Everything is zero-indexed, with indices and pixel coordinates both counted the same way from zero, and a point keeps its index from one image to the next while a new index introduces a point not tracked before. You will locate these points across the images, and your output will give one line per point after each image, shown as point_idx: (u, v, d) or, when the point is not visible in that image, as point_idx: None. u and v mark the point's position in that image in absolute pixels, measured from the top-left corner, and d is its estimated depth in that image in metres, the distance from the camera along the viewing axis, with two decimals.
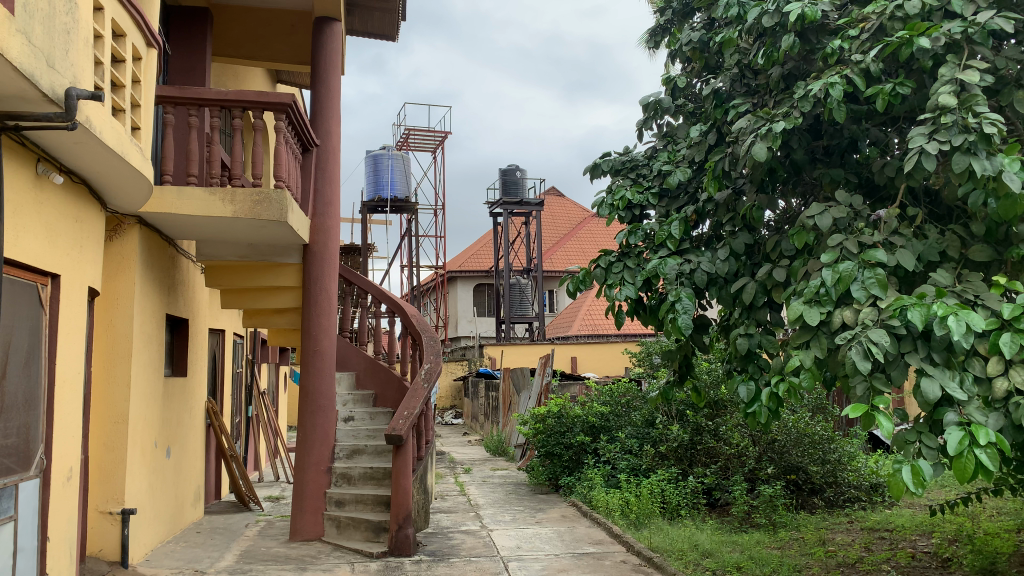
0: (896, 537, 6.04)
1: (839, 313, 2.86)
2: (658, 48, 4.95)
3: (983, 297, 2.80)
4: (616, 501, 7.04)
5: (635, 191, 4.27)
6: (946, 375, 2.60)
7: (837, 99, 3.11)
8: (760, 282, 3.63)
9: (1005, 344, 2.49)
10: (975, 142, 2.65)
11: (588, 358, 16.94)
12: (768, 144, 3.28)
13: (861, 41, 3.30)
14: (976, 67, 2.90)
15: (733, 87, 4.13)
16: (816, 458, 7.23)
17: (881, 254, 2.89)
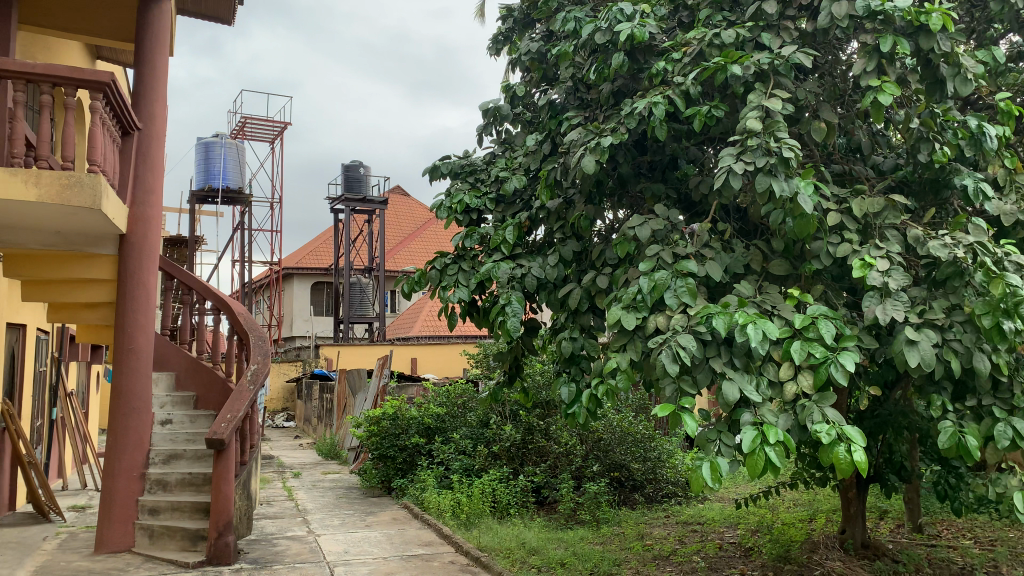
0: (706, 529, 6.46)
1: (654, 318, 3.03)
2: (500, 55, 5.01)
3: (779, 308, 3.06)
4: (447, 502, 7.06)
5: (473, 195, 4.30)
6: (744, 378, 2.82)
7: (659, 117, 3.28)
8: (585, 288, 3.78)
9: (794, 351, 2.73)
10: (775, 165, 2.88)
11: (426, 359, 16.91)
12: (597, 158, 3.41)
13: (683, 64, 3.48)
14: (779, 97, 3.16)
15: (568, 99, 4.25)
16: (638, 456, 7.67)
17: (692, 265, 3.08)
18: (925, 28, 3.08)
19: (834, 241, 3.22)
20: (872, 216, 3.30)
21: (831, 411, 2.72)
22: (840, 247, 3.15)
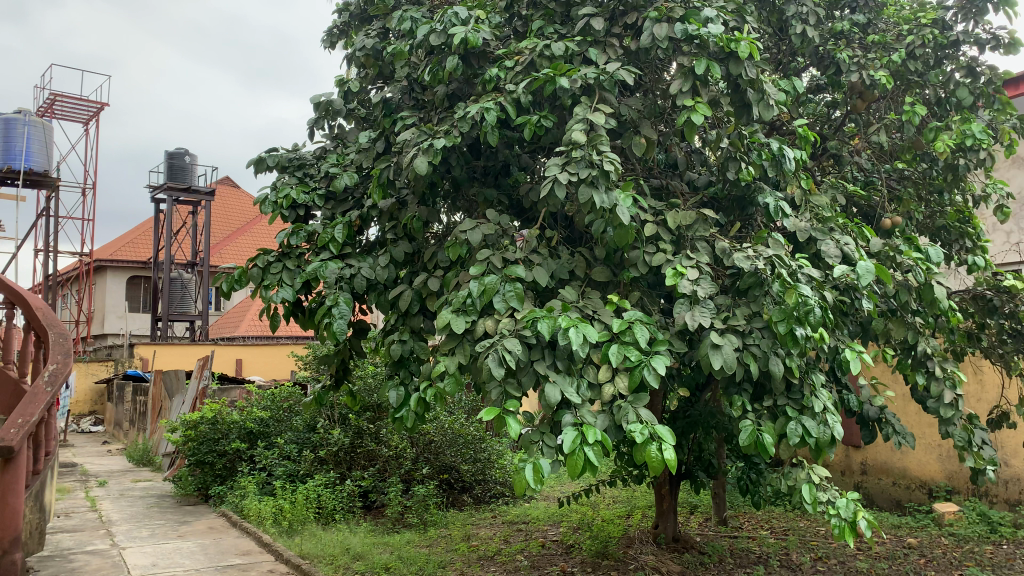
0: (530, 528, 6.62)
1: (482, 322, 3.04)
2: (335, 48, 4.90)
3: (599, 312, 3.18)
4: (268, 508, 6.78)
5: (301, 190, 4.15)
6: (566, 380, 2.90)
7: (490, 123, 3.32)
8: (415, 290, 3.75)
9: (613, 354, 2.84)
10: (596, 176, 3.00)
11: (253, 360, 16.21)
12: (429, 159, 3.40)
13: (515, 72, 3.54)
14: (603, 111, 3.29)
15: (402, 99, 4.20)
16: (468, 457, 7.75)
17: (521, 269, 3.14)
18: (734, 56, 3.32)
19: (650, 250, 3.40)
20: (685, 228, 3.52)
21: (643, 412, 2.86)
22: (656, 256, 3.32)
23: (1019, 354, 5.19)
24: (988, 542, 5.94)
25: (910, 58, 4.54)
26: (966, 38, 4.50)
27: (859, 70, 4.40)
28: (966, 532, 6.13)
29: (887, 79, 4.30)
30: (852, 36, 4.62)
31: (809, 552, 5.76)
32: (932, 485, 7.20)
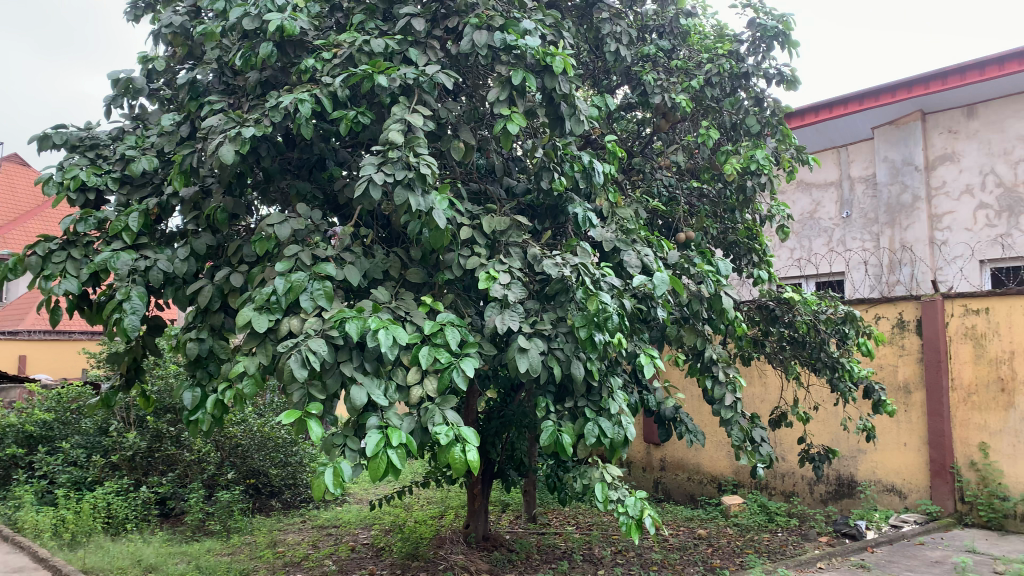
0: (340, 532, 6.49)
1: (287, 321, 2.92)
2: (139, 22, 4.54)
3: (411, 314, 3.16)
4: (48, 520, 6.16)
5: (91, 172, 3.80)
6: (373, 383, 2.85)
7: (304, 116, 3.21)
8: (218, 286, 3.55)
9: (422, 357, 2.84)
10: (413, 179, 2.96)
11: (37, 357, 14.75)
12: (237, 148, 3.22)
13: (333, 65, 3.44)
14: (421, 111, 3.27)
15: (211, 83, 3.96)
16: (278, 461, 7.53)
17: (330, 268, 3.05)
18: (550, 69, 3.44)
19: (465, 254, 3.43)
20: (499, 233, 3.58)
21: (450, 414, 2.86)
22: (469, 259, 3.35)
23: (795, 359, 5.74)
24: (766, 531, 6.51)
25: (708, 85, 4.92)
26: (755, 72, 4.93)
27: (663, 92, 4.78)
28: (747, 522, 6.70)
29: (686, 103, 4.65)
30: (658, 59, 4.91)
31: (609, 545, 6.06)
32: (721, 479, 7.81)
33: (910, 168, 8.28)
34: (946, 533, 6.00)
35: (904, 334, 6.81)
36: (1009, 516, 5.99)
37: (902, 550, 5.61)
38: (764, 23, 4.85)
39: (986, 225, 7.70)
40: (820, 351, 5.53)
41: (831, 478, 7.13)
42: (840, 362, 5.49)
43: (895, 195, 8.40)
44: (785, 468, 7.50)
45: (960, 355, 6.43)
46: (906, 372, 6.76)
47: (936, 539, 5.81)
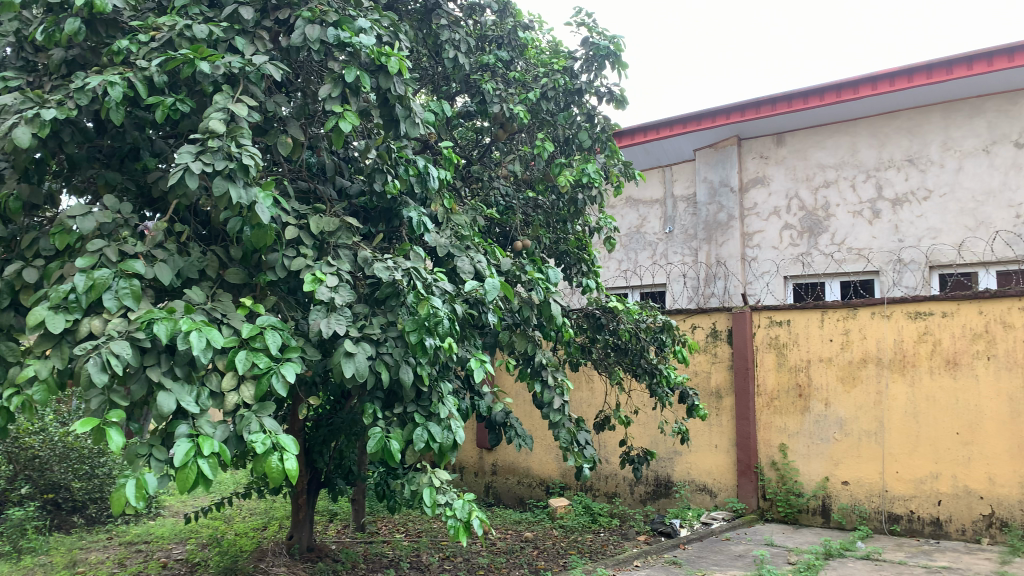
0: (152, 548, 6.05)
1: (87, 321, 2.68)
2: None
3: (229, 316, 3.00)
4: None
5: None
6: (183, 389, 2.67)
7: (115, 100, 2.98)
8: (7, 281, 3.21)
9: (240, 361, 2.69)
10: (234, 170, 2.83)
11: None
12: (34, 130, 2.93)
13: (150, 49, 3.22)
14: (247, 103, 3.12)
15: (8, 57, 3.59)
16: (83, 474, 6.92)
17: (139, 265, 2.84)
18: (385, 70, 3.40)
19: (290, 254, 3.31)
20: (327, 234, 3.48)
21: (267, 421, 2.75)
22: (294, 260, 3.23)
23: (618, 365, 6.00)
24: (589, 531, 6.74)
25: (544, 99, 5.05)
26: (588, 88, 5.13)
27: (501, 102, 4.85)
28: (572, 524, 6.91)
29: (523, 114, 4.76)
30: (496, 69, 4.99)
31: (437, 552, 6.05)
32: (549, 482, 8.03)
33: (726, 189, 8.91)
34: (749, 528, 6.47)
35: (717, 343, 7.32)
36: (802, 511, 6.57)
37: (710, 545, 5.99)
38: (597, 42, 5.04)
39: (790, 244, 8.43)
40: (641, 357, 5.83)
41: (650, 478, 7.51)
42: (658, 368, 5.80)
43: (712, 213, 9.01)
44: (608, 470, 7.81)
45: (764, 362, 6.99)
46: (718, 378, 7.24)
47: (740, 534, 6.26)
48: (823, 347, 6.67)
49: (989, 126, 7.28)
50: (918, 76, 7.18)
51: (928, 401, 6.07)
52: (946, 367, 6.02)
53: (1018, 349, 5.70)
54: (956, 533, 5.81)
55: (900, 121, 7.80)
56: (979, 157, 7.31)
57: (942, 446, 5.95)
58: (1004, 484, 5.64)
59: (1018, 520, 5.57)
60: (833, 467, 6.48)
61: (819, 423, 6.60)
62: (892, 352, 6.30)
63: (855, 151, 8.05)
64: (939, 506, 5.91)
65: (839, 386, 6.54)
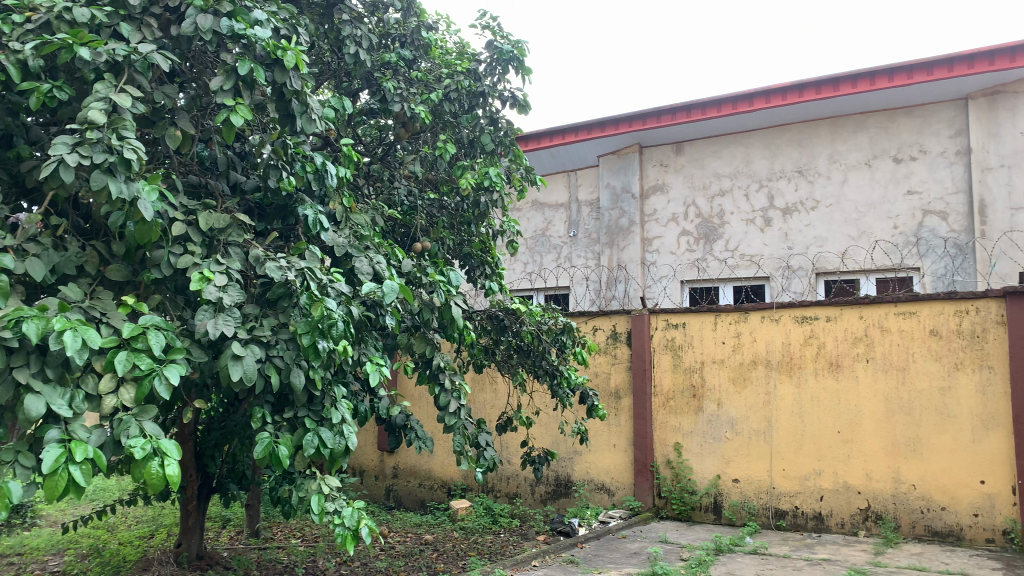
0: (26, 560, 5.69)
1: None
2: None
3: (108, 315, 2.86)
4: None
5: None
6: (54, 392, 2.52)
7: None
8: None
9: (119, 362, 2.57)
10: (114, 164, 2.70)
11: None
12: None
13: (25, 30, 3.05)
14: (131, 93, 2.98)
15: None
16: None
17: (9, 259, 2.67)
18: (280, 64, 3.31)
19: (176, 251, 3.19)
20: (217, 231, 3.36)
21: (148, 425, 2.62)
22: (181, 258, 3.12)
23: (520, 366, 6.04)
24: (489, 532, 6.76)
25: (446, 100, 5.05)
26: (491, 92, 5.15)
27: (402, 101, 4.84)
28: (472, 525, 6.91)
29: (423, 114, 4.77)
30: (398, 68, 4.95)
31: (334, 556, 5.94)
32: (451, 484, 8.01)
33: (628, 195, 9.11)
34: (644, 525, 6.64)
35: (616, 344, 7.44)
36: (695, 508, 6.78)
37: (607, 543, 6.12)
38: (500, 46, 5.09)
39: (687, 249, 8.69)
40: (542, 358, 5.88)
41: (550, 478, 7.59)
42: (559, 369, 5.87)
43: (614, 218, 9.20)
44: (509, 470, 7.85)
45: (660, 364, 7.18)
46: (617, 379, 7.39)
47: (636, 532, 6.41)
48: (716, 349, 6.90)
49: (871, 142, 7.72)
50: (808, 92, 7.58)
51: (813, 401, 6.39)
52: (828, 369, 6.34)
53: (894, 353, 6.08)
54: (836, 526, 6.14)
55: (790, 134, 8.17)
56: (862, 171, 7.74)
57: (825, 444, 6.27)
58: (879, 479, 6.01)
59: (891, 513, 5.94)
60: (724, 465, 6.72)
61: (712, 422, 6.83)
62: (780, 355, 6.58)
63: (750, 161, 8.38)
64: (821, 501, 6.24)
65: (731, 387, 6.79)
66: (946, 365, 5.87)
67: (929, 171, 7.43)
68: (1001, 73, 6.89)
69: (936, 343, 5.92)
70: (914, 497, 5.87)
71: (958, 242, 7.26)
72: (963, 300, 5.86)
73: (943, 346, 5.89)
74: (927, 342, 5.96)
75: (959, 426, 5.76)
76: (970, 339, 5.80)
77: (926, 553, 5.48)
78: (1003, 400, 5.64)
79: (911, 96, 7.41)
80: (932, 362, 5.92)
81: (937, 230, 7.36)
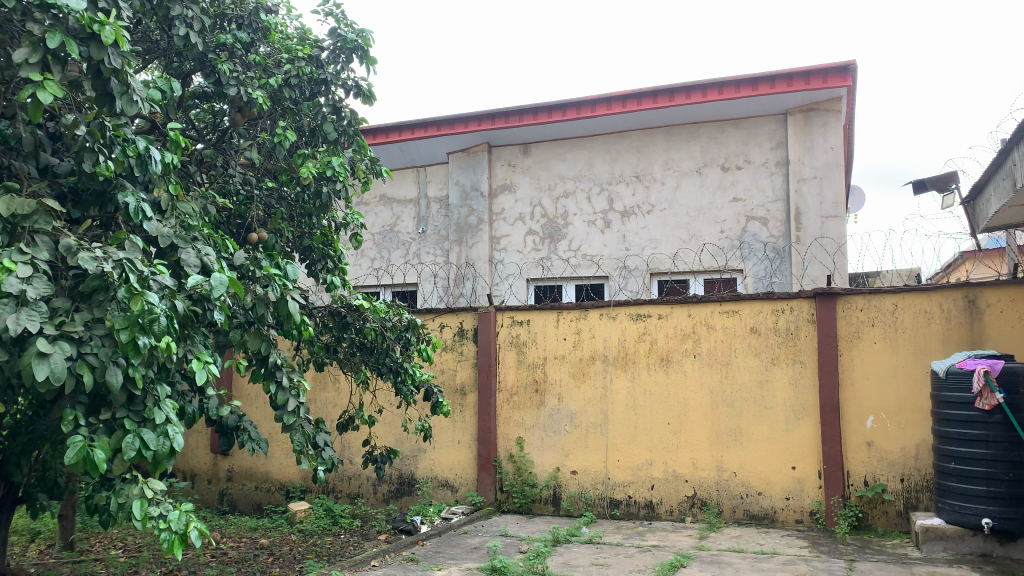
0: None
1: None
2: None
3: None
4: None
5: None
6: None
7: None
8: None
9: None
10: None
11: None
12: None
13: None
14: None
15: None
16: None
17: None
18: (97, 39, 3.06)
19: None
20: (21, 218, 3.06)
21: None
22: None
23: (363, 364, 5.91)
24: (329, 534, 6.59)
25: (286, 85, 4.89)
26: (334, 80, 5.02)
27: (238, 85, 4.63)
28: (311, 527, 6.72)
29: (263, 100, 4.62)
30: (234, 51, 4.71)
31: (159, 567, 5.59)
32: (289, 486, 7.77)
33: (476, 194, 9.14)
34: (486, 520, 6.70)
35: (463, 341, 7.41)
36: (535, 501, 6.94)
37: (448, 539, 6.14)
38: (344, 34, 4.95)
39: (532, 248, 8.88)
40: (386, 355, 5.77)
41: (392, 477, 7.51)
42: (403, 366, 5.80)
43: (463, 216, 9.19)
44: (351, 470, 7.69)
45: (505, 360, 7.27)
46: (463, 376, 7.37)
47: (477, 527, 6.47)
48: (558, 345, 7.08)
49: (702, 151, 8.22)
50: (646, 100, 7.97)
51: (646, 395, 6.69)
52: (661, 364, 6.67)
53: (718, 349, 6.49)
54: (665, 513, 6.48)
55: (629, 140, 8.53)
56: (694, 177, 8.22)
57: (656, 435, 6.60)
58: (705, 467, 6.40)
59: (714, 499, 6.35)
60: (564, 458, 6.92)
61: (553, 416, 7.01)
62: (617, 350, 6.85)
63: (592, 165, 8.67)
64: (652, 490, 6.55)
65: (571, 382, 6.99)
66: (763, 360, 6.34)
67: (752, 180, 8.00)
68: (815, 92, 7.54)
69: (755, 340, 6.38)
70: (735, 483, 6.29)
71: (776, 247, 7.86)
72: (780, 300, 6.34)
73: (761, 343, 6.36)
74: (747, 339, 6.40)
75: (774, 417, 6.25)
76: (785, 336, 6.29)
77: (744, 535, 5.89)
78: (811, 391, 6.16)
79: (738, 109, 7.94)
80: (752, 358, 6.38)
81: (758, 235, 7.94)
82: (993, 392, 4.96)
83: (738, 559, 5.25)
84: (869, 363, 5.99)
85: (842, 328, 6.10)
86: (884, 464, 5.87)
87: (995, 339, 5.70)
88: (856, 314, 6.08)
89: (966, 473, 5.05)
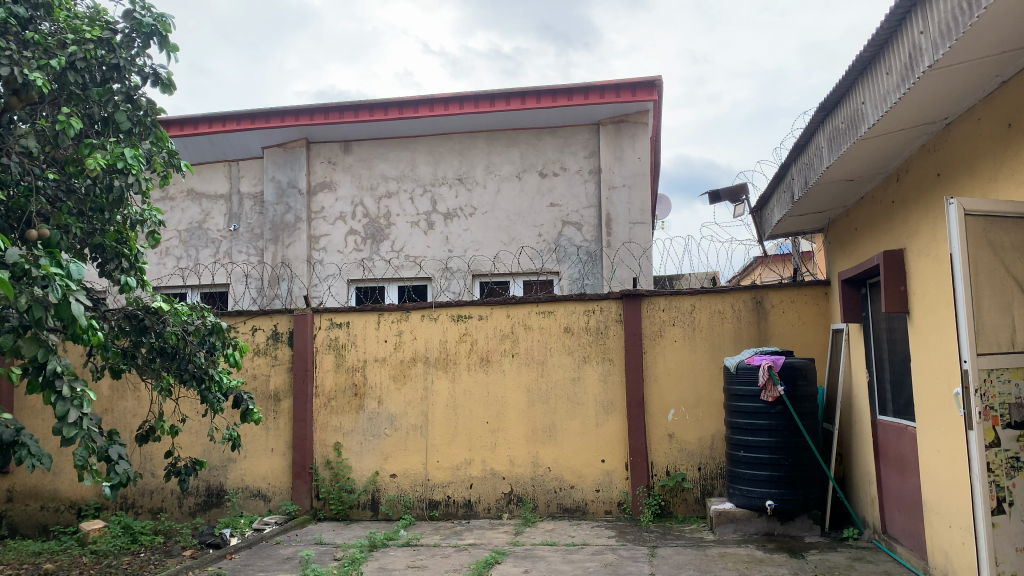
0: None
1: None
2: None
3: None
4: None
5: None
6: None
7: None
8: None
9: None
10: None
11: None
12: None
13: None
14: None
15: None
16: None
17: None
18: None
19: None
20: None
21: None
22: None
23: (165, 371, 5.56)
24: (126, 553, 6.11)
25: (71, 69, 4.49)
26: (129, 66, 4.64)
27: (12, 65, 4.22)
28: (106, 547, 6.20)
29: (42, 82, 4.24)
30: (8, 27, 4.34)
31: None
32: (82, 503, 7.17)
33: (294, 191, 8.81)
34: (301, 529, 6.49)
35: (277, 345, 7.12)
36: (353, 506, 6.81)
37: (258, 552, 5.88)
38: (139, 17, 4.62)
39: (354, 249, 8.70)
40: (189, 361, 5.45)
41: (199, 489, 7.11)
42: (209, 373, 5.50)
43: (279, 214, 8.82)
44: (153, 484, 7.20)
45: (323, 364, 7.06)
46: (277, 381, 7.08)
47: (290, 537, 6.24)
48: (378, 347, 6.98)
49: (521, 156, 8.44)
50: (468, 104, 8.07)
51: (465, 394, 6.76)
52: (480, 364, 6.76)
53: (534, 347, 6.67)
54: (483, 511, 6.59)
55: (451, 143, 8.60)
56: (513, 182, 8.43)
57: (474, 435, 6.68)
58: (521, 464, 6.57)
59: (530, 495, 6.53)
60: (382, 462, 6.85)
61: (372, 420, 6.91)
62: (438, 352, 6.86)
63: (414, 166, 8.65)
64: (470, 489, 6.64)
65: (392, 384, 6.92)
66: (576, 358, 6.59)
67: (567, 187, 8.33)
68: (624, 105, 7.98)
69: (569, 339, 6.62)
70: (549, 478, 6.51)
71: (588, 251, 8.23)
72: (591, 301, 6.62)
73: (574, 341, 6.61)
74: (561, 338, 6.63)
75: (585, 413, 6.52)
76: (595, 335, 6.58)
77: (557, 529, 6.11)
78: (619, 387, 6.48)
79: (555, 118, 8.25)
80: (565, 356, 6.61)
81: (573, 238, 8.27)
82: (776, 385, 5.44)
83: (551, 552, 5.42)
84: (669, 361, 6.40)
85: (647, 327, 6.47)
86: (684, 455, 6.29)
87: (778, 337, 6.28)
88: (659, 314, 6.46)
89: (753, 460, 5.51)
